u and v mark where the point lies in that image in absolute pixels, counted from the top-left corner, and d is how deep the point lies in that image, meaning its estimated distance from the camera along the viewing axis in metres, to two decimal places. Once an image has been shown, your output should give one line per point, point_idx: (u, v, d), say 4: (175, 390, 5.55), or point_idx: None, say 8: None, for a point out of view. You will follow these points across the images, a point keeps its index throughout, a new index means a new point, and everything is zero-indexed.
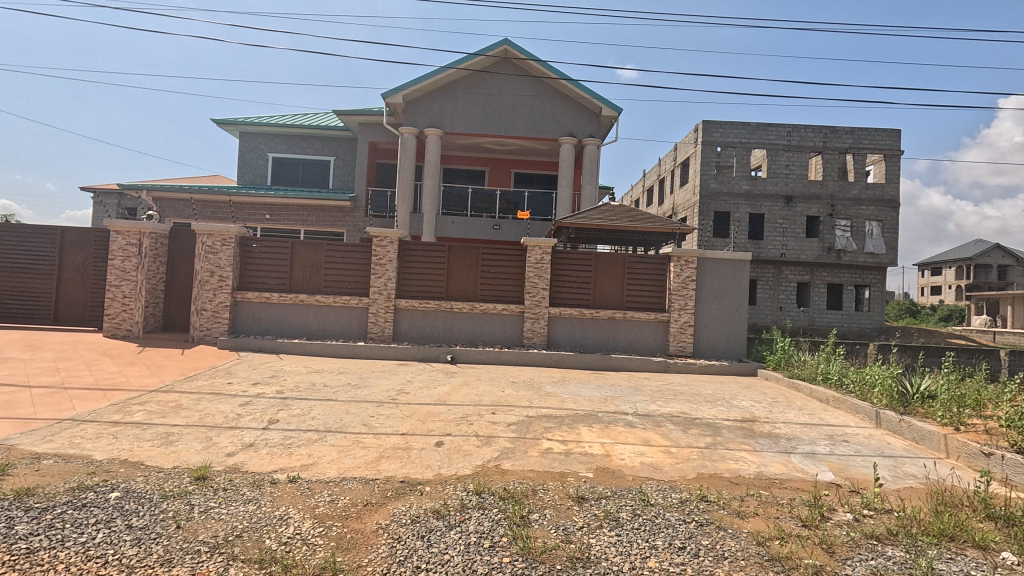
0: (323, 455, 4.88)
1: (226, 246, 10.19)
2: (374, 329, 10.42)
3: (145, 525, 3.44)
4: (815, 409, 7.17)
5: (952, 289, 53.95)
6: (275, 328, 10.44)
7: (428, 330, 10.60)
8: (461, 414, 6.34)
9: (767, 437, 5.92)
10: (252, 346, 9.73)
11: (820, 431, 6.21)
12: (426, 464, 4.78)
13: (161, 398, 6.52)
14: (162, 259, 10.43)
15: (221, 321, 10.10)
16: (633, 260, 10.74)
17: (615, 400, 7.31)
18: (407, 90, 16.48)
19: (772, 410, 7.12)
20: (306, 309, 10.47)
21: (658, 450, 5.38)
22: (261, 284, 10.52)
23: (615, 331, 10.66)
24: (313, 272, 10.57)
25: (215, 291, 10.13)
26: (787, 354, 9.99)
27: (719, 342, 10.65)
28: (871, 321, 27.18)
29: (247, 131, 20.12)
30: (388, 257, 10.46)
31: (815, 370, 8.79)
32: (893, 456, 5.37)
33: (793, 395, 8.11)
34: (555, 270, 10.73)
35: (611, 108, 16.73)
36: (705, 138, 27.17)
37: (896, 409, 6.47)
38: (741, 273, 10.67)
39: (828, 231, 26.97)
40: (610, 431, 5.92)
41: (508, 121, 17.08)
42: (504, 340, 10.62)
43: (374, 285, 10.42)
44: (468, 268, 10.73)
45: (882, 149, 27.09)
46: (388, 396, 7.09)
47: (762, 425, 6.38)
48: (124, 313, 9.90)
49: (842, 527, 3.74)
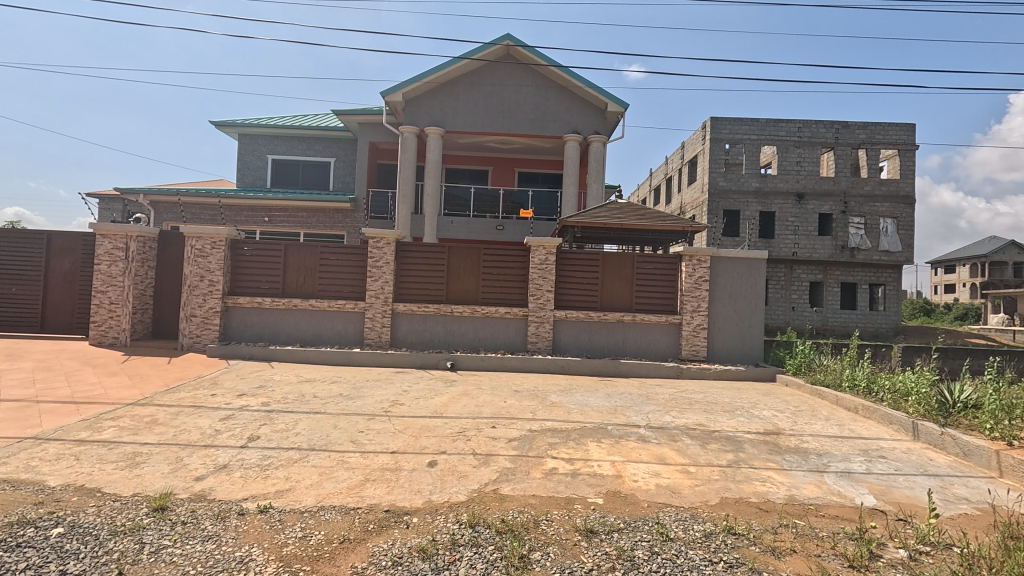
0: (302, 479, 4.39)
1: (216, 248, 9.77)
2: (371, 335, 9.94)
3: (81, 572, 2.96)
4: (843, 420, 6.60)
5: (967, 287, 52.79)
6: (268, 334, 9.99)
7: (428, 336, 10.10)
8: (459, 428, 5.83)
9: (795, 453, 5.36)
10: (243, 353, 9.27)
11: (852, 445, 5.64)
12: (415, 488, 4.28)
13: (136, 413, 6.05)
14: (151, 263, 10.01)
15: (211, 327, 9.68)
16: (643, 260, 10.21)
17: (625, 411, 6.77)
18: (406, 88, 16.07)
19: (797, 420, 6.56)
20: (301, 314, 10.01)
21: (675, 469, 4.83)
22: (253, 288, 10.07)
23: (624, 335, 10.12)
24: (307, 275, 10.11)
25: (205, 296, 9.70)
26: (807, 358, 9.41)
27: (734, 345, 10.08)
28: (888, 320, 26.39)
29: (246, 133, 19.78)
30: (385, 259, 9.99)
31: (840, 377, 8.20)
32: (939, 475, 4.81)
33: (817, 403, 7.54)
34: (561, 272, 10.21)
35: (617, 104, 16.23)
36: (713, 134, 26.56)
37: (936, 421, 5.89)
38: (757, 273, 10.09)
39: (842, 229, 26.27)
40: (620, 447, 5.38)
41: (511, 118, 16.60)
42: (508, 345, 10.10)
43: (370, 288, 9.95)
44: (469, 270, 10.22)
45: (897, 144, 26.37)
46: (380, 408, 6.59)
47: (787, 439, 5.81)
48: (110, 320, 9.49)
49: (898, 569, 3.18)
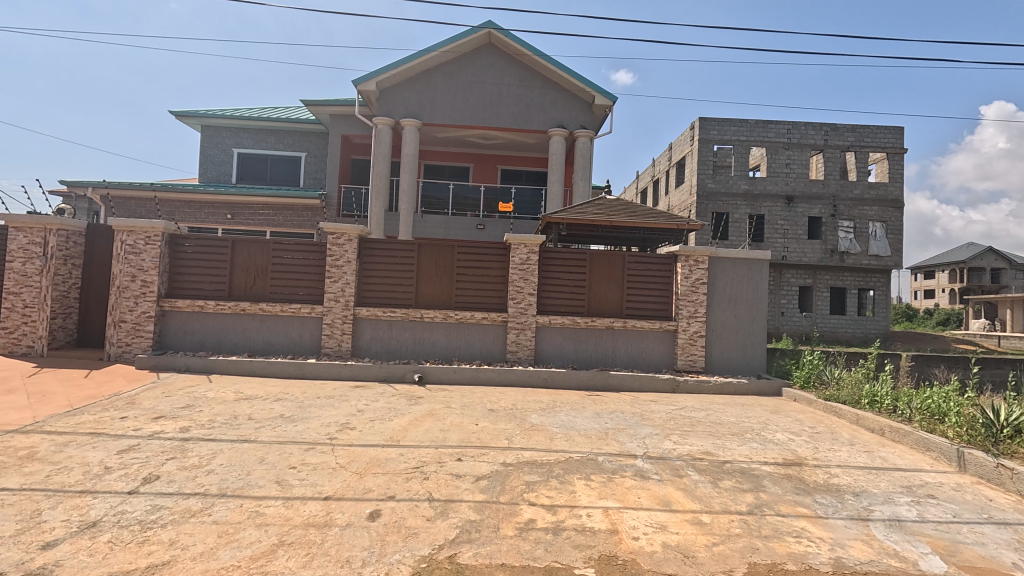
0: (190, 545, 3.25)
1: (150, 245, 8.54)
2: (329, 343, 8.78)
3: None
4: (869, 445, 5.69)
5: (946, 292, 53.00)
6: (212, 343, 8.78)
7: (394, 345, 8.98)
8: (416, 462, 4.72)
9: (827, 493, 4.37)
10: (179, 364, 8.08)
11: (891, 481, 4.67)
12: (343, 558, 3.16)
13: (11, 444, 4.81)
14: (76, 261, 8.74)
15: (143, 335, 8.45)
16: (635, 261, 9.24)
17: (618, 436, 5.73)
18: (381, 76, 14.93)
19: (819, 447, 5.58)
20: (249, 320, 8.82)
21: (685, 520, 3.80)
22: (194, 290, 8.85)
23: (614, 344, 9.13)
24: (257, 275, 8.92)
25: (137, 299, 8.48)
26: (817, 369, 8.51)
27: (734, 355, 9.14)
28: (877, 326, 25.86)
29: (210, 125, 18.48)
30: (346, 257, 8.86)
31: (857, 393, 7.29)
32: (1010, 525, 3.86)
33: (835, 423, 6.60)
34: (544, 273, 9.18)
35: (605, 96, 15.26)
36: (702, 135, 25.90)
37: (986, 449, 4.98)
38: (759, 274, 9.19)
39: (831, 233, 25.75)
40: (612, 488, 4.32)
41: (492, 111, 15.56)
42: (484, 355, 9.04)
43: (330, 291, 8.80)
44: (442, 271, 9.13)
45: (885, 147, 26.00)
46: (324, 434, 5.45)
47: (812, 472, 4.83)
48: (23, 326, 8.21)
49: None
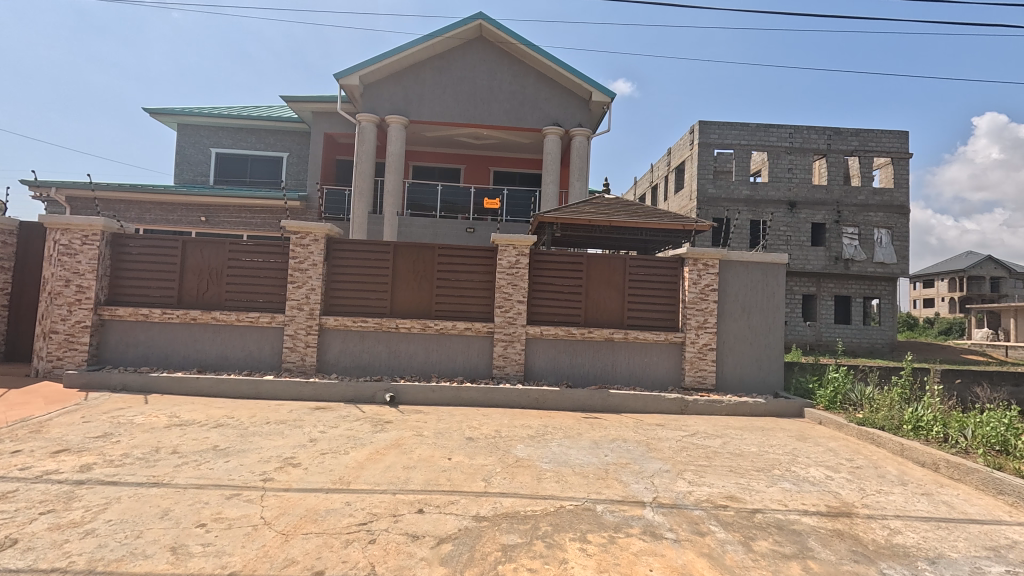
0: None
1: (87, 244, 7.52)
2: (292, 358, 7.77)
3: None
4: (927, 485, 4.69)
5: (946, 301, 52.13)
6: (157, 357, 7.75)
7: (366, 359, 7.96)
8: (364, 516, 3.69)
9: (896, 560, 3.34)
10: (114, 382, 7.03)
11: (971, 540, 3.66)
12: None
13: None
14: (4, 264, 7.72)
15: (78, 348, 7.41)
16: (637, 265, 8.26)
17: (621, 474, 4.70)
18: (365, 69, 13.98)
19: (866, 488, 4.58)
20: (201, 331, 7.80)
21: None
22: (139, 297, 7.84)
23: (614, 358, 8.13)
24: (210, 280, 7.90)
25: (71, 307, 7.44)
26: (844, 389, 7.58)
27: (748, 371, 8.15)
28: (883, 336, 24.90)
29: (187, 124, 17.56)
30: (311, 260, 7.86)
31: (895, 416, 6.32)
32: None
33: (874, 454, 5.61)
34: (534, 277, 8.19)
35: (603, 92, 14.35)
36: (702, 139, 25.10)
37: None
38: (775, 281, 8.22)
39: (835, 239, 24.87)
40: (615, 554, 3.29)
41: (483, 108, 14.65)
42: (467, 370, 8.03)
43: (293, 298, 7.80)
44: (420, 275, 8.14)
45: (890, 152, 25.21)
46: (259, 475, 4.41)
47: (867, 527, 3.80)
48: None
49: None
